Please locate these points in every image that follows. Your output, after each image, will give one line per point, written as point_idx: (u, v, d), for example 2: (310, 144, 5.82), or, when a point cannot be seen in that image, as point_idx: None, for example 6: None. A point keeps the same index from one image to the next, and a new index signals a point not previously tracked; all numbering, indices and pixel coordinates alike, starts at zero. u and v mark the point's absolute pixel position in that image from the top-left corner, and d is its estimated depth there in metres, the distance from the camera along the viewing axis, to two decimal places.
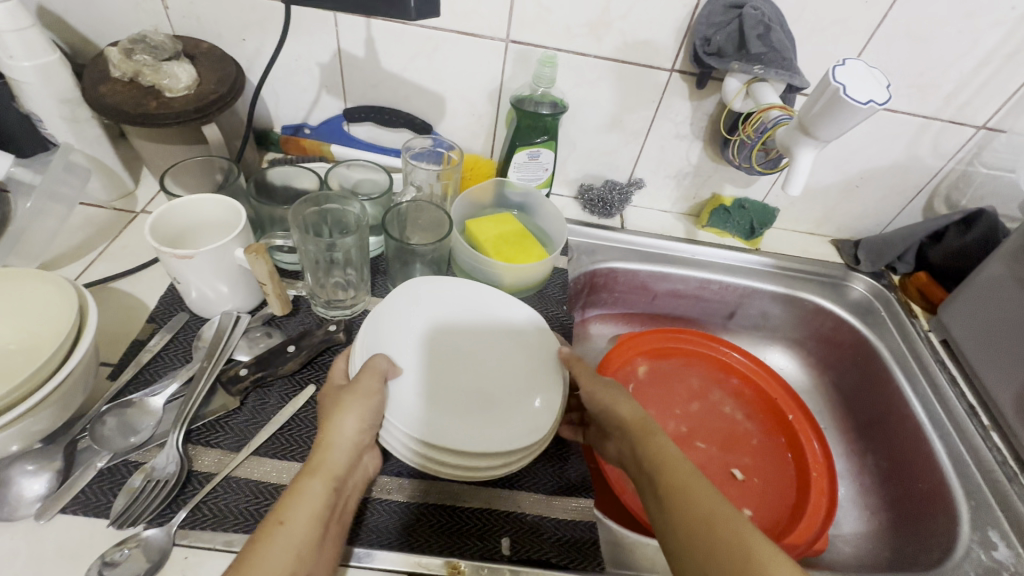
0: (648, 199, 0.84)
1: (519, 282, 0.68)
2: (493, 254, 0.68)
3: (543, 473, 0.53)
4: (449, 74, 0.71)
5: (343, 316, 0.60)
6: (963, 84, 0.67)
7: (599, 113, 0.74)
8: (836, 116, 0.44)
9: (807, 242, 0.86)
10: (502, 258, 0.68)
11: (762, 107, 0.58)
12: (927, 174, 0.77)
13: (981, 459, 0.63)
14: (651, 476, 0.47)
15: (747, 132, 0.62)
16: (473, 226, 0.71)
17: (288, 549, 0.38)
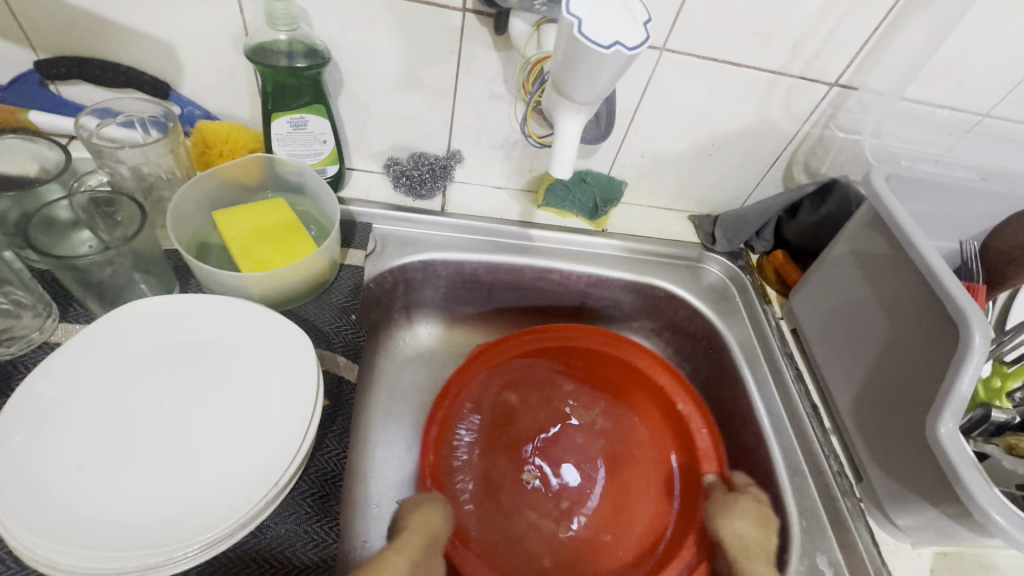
0: (476, 174, 0.70)
1: (277, 293, 0.53)
2: (239, 259, 0.52)
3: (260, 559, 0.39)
4: (167, 14, 0.52)
5: (2, 357, 0.44)
6: (811, 31, 0.56)
7: (386, 67, 0.58)
8: (581, 68, 0.31)
9: (662, 219, 0.76)
10: (250, 263, 0.52)
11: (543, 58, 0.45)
12: (782, 140, 0.68)
13: (817, 466, 0.56)
14: None
15: (524, 87, 0.50)
16: (222, 220, 0.54)
17: None
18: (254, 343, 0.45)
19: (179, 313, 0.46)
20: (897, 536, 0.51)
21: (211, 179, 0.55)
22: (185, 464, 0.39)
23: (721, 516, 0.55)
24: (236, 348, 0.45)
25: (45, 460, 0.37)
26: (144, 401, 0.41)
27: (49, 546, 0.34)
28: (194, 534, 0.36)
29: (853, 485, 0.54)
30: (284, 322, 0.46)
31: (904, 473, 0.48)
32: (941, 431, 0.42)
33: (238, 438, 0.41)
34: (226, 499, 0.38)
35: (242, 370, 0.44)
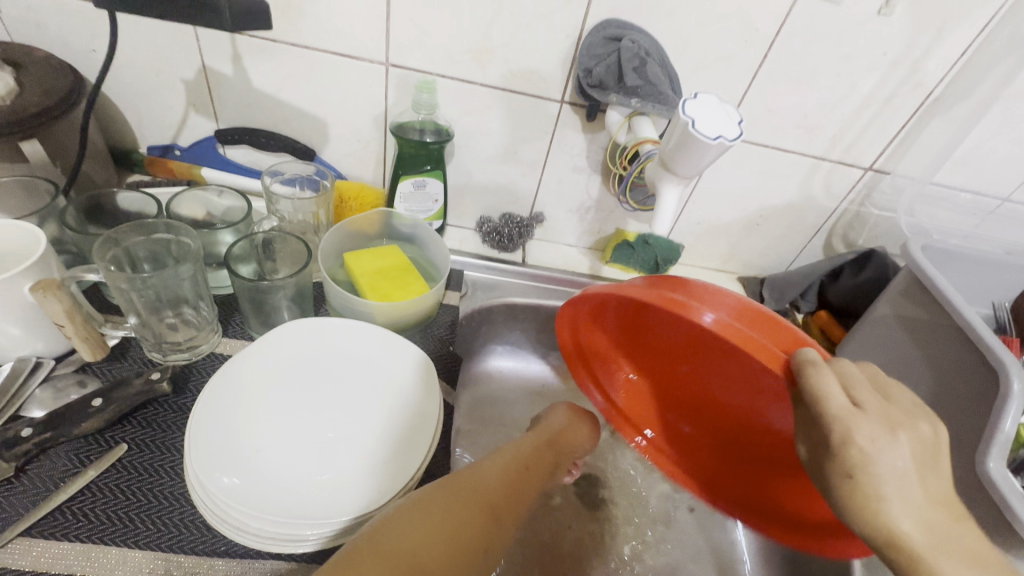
0: (552, 232, 0.81)
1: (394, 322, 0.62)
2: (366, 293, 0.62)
3: None
4: (327, 99, 0.66)
5: (182, 361, 0.53)
6: (848, 126, 0.68)
7: (492, 144, 0.70)
8: (690, 152, 0.41)
9: (713, 279, 0.85)
10: (375, 298, 0.62)
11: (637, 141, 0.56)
12: (823, 214, 0.78)
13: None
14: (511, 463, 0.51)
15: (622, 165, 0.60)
16: (353, 260, 0.65)
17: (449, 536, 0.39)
18: (390, 365, 0.54)
19: (331, 337, 0.55)
20: None
21: (347, 227, 0.67)
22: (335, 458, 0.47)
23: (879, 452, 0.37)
24: (377, 371, 0.54)
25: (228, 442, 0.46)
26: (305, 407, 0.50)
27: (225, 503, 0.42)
28: (331, 517, 0.43)
29: None
30: (410, 346, 0.55)
31: None
32: (990, 466, 0.48)
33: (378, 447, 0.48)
34: (368, 490, 0.45)
35: (381, 386, 0.52)
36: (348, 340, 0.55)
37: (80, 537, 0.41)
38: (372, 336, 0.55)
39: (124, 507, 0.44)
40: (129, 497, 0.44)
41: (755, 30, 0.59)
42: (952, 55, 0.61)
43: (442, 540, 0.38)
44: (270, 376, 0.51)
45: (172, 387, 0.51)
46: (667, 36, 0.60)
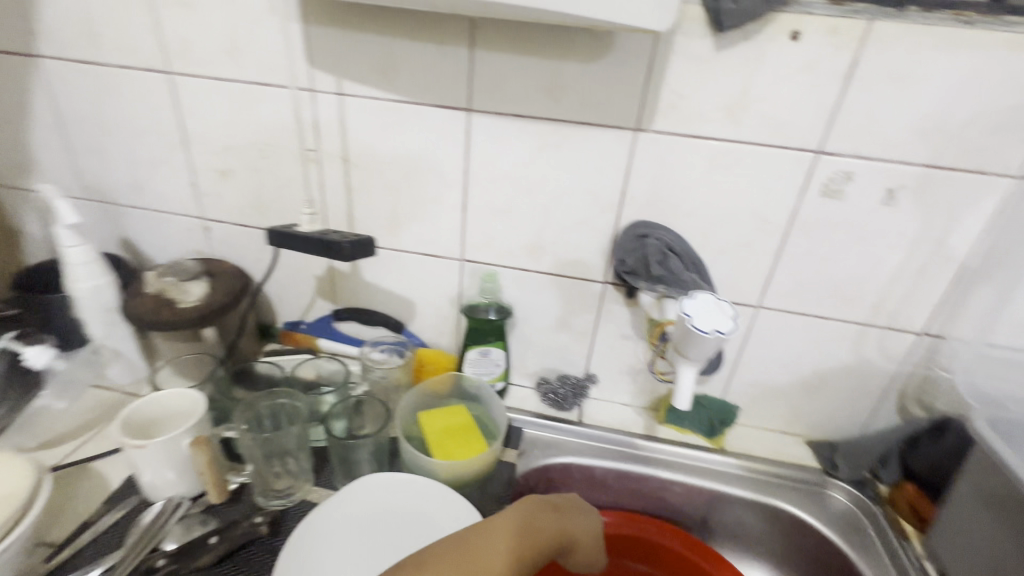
0: (607, 392, 0.87)
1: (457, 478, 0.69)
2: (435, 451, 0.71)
3: None
4: (416, 285, 0.84)
5: (280, 506, 0.64)
6: (885, 295, 0.71)
7: (547, 316, 0.82)
8: (692, 340, 0.49)
9: (779, 442, 0.83)
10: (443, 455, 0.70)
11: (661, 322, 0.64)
12: (885, 376, 0.76)
13: None
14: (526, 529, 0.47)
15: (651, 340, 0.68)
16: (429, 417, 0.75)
17: None
18: (443, 517, 0.61)
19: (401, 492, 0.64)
20: None
21: (423, 389, 0.79)
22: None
23: None
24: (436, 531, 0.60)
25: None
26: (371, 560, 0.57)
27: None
28: None
29: None
30: (463, 503, 0.62)
31: None
32: None
33: None
34: None
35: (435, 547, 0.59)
36: (407, 490, 0.64)
37: None
38: (431, 490, 0.64)
39: None
40: None
41: (768, 222, 0.69)
42: (973, 233, 0.65)
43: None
44: (348, 525, 0.60)
45: (268, 530, 0.61)
46: (690, 230, 0.71)
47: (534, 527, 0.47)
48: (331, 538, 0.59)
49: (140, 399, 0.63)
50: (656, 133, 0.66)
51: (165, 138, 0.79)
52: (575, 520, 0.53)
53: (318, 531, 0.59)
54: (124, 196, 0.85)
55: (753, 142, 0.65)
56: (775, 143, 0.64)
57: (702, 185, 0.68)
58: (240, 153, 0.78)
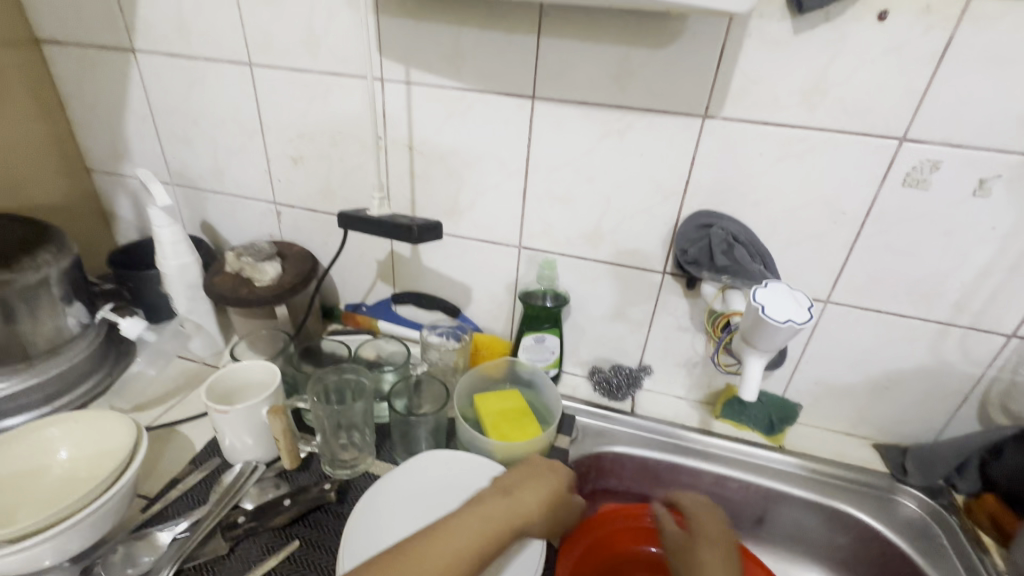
0: (661, 384, 0.86)
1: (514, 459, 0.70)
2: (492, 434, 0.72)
3: None
4: (473, 271, 0.86)
5: (345, 475, 0.67)
6: (971, 293, 0.66)
7: (603, 305, 0.82)
8: (764, 330, 0.48)
9: (843, 444, 0.80)
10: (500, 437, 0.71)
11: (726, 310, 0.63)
12: (965, 380, 0.72)
13: None
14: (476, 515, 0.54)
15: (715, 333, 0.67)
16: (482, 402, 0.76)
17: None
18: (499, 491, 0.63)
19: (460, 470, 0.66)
20: None
21: (479, 371, 0.81)
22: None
23: None
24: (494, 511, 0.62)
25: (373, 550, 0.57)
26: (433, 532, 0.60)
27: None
28: None
29: None
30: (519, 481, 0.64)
31: None
32: None
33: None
34: None
35: None
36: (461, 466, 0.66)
37: None
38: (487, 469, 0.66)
39: None
40: None
41: (843, 213, 0.66)
42: None
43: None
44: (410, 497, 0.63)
45: (336, 497, 0.64)
46: (756, 220, 0.69)
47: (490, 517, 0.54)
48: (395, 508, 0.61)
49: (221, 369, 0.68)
50: (725, 120, 0.64)
51: (245, 127, 0.84)
52: (528, 495, 0.57)
53: (383, 502, 0.62)
54: (206, 181, 0.91)
55: (830, 129, 0.62)
56: (854, 129, 0.61)
57: (772, 174, 0.66)
58: (312, 141, 0.82)
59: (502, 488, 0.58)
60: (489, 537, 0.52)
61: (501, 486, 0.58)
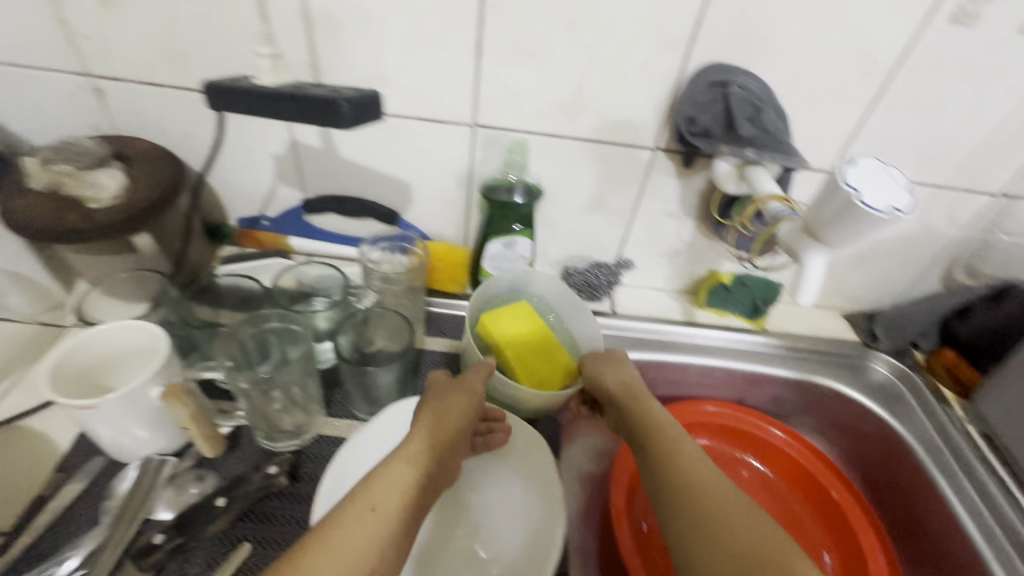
0: (640, 277, 0.77)
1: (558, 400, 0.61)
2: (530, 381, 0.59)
3: None
4: (413, 163, 0.65)
5: (291, 447, 0.52)
6: (977, 152, 0.61)
7: (579, 194, 0.68)
8: (847, 222, 0.37)
9: (817, 318, 0.79)
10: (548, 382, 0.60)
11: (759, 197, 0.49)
12: (943, 244, 0.70)
13: (998, 548, 0.58)
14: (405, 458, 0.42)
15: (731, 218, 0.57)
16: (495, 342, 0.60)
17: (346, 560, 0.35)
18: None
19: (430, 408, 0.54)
20: None
21: (478, 292, 0.64)
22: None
23: None
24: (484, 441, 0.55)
25: None
26: None
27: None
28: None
29: None
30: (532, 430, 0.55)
31: None
32: None
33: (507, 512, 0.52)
34: None
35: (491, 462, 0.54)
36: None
37: None
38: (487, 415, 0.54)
39: None
40: None
41: (874, 62, 0.54)
42: None
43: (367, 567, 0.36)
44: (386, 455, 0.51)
45: (289, 479, 0.50)
46: (774, 75, 0.56)
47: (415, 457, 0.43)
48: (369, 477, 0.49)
49: (75, 335, 0.46)
50: None
51: None
52: (449, 412, 0.48)
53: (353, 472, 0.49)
54: None
55: None
56: None
57: (806, 10, 0.51)
58: None
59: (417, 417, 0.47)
60: (421, 469, 0.42)
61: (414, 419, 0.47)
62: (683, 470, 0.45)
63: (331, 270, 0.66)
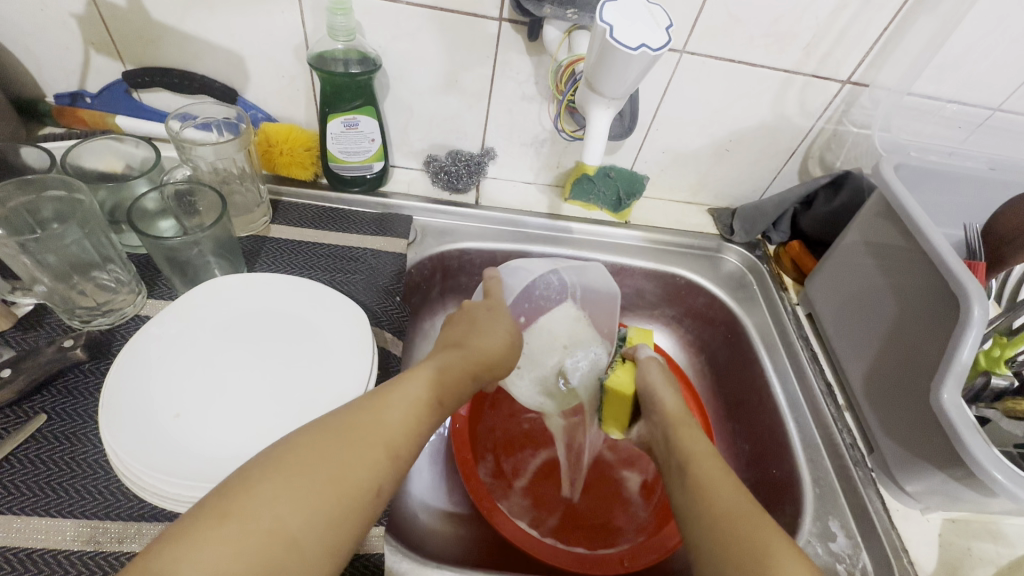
0: (507, 169, 0.75)
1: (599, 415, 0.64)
2: (611, 387, 0.60)
3: None
4: (237, 29, 0.59)
5: (100, 324, 0.51)
6: (824, 32, 0.60)
7: (429, 72, 0.64)
8: (611, 67, 0.38)
9: (683, 213, 0.80)
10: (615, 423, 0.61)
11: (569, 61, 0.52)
12: (797, 135, 0.71)
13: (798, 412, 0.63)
14: (422, 391, 0.41)
15: (557, 88, 0.55)
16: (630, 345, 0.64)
17: (331, 487, 0.32)
18: (329, 319, 0.53)
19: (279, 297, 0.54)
20: (907, 502, 0.54)
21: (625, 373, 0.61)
22: (277, 414, 0.46)
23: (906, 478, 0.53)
24: (311, 320, 0.52)
25: (158, 401, 0.45)
26: (233, 358, 0.49)
27: (144, 472, 0.41)
28: None
29: (865, 457, 0.58)
30: (348, 301, 0.54)
31: (912, 442, 0.52)
32: (943, 397, 0.46)
33: (309, 388, 0.47)
34: None
35: (311, 343, 0.51)
36: (282, 295, 0.54)
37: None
38: (315, 298, 0.54)
39: (44, 476, 0.42)
40: (52, 467, 0.43)
41: None
42: None
43: (336, 497, 0.32)
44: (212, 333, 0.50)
45: (89, 353, 0.49)
46: None
47: (438, 385, 0.43)
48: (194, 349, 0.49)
49: None
50: None
51: None
52: (487, 343, 0.51)
53: (169, 343, 0.49)
54: None
55: None
56: None
57: None
58: None
59: (464, 339, 0.51)
60: (467, 378, 0.47)
61: (451, 342, 0.51)
62: (682, 446, 0.48)
63: (146, 146, 0.59)
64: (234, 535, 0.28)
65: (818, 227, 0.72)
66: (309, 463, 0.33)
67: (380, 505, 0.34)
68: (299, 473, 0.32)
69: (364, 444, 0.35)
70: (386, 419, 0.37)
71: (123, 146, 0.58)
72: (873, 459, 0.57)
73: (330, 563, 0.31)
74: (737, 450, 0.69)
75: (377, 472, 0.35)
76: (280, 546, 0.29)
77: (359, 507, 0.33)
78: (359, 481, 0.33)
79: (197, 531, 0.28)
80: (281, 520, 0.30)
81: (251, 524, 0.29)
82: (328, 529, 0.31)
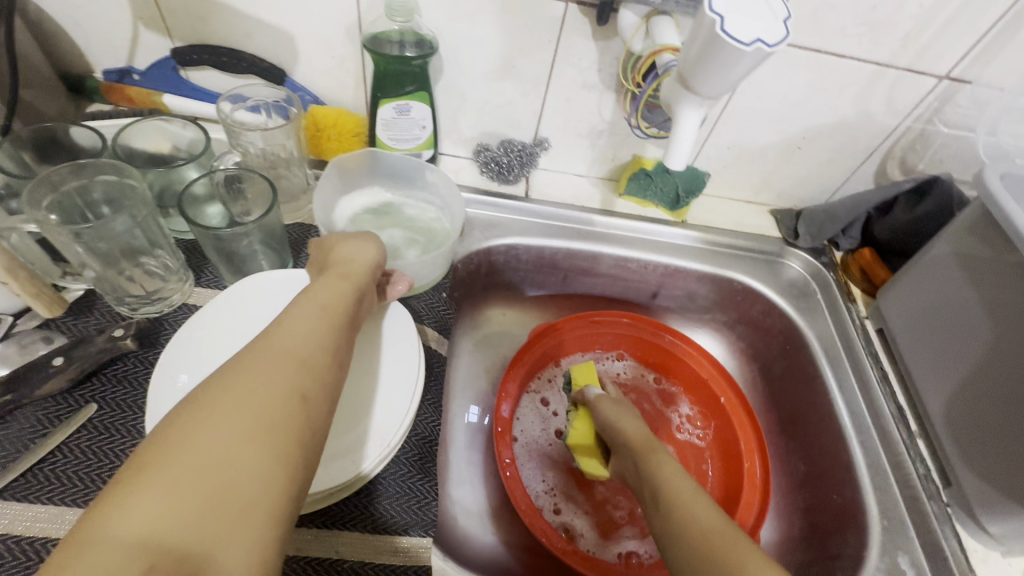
0: (559, 160, 0.72)
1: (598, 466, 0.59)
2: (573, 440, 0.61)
3: (412, 499, 0.47)
4: (289, 6, 0.56)
5: (150, 313, 0.50)
6: (926, 22, 0.54)
7: (485, 56, 0.60)
8: (714, 62, 0.36)
9: (742, 213, 0.75)
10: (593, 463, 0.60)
11: (653, 52, 0.48)
12: (880, 134, 0.65)
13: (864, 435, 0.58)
14: (295, 310, 0.37)
15: (636, 81, 0.53)
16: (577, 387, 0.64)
17: (240, 416, 0.28)
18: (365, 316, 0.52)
19: (254, 288, 0.51)
20: (988, 543, 0.50)
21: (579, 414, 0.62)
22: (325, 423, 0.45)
23: (992, 519, 0.49)
24: None
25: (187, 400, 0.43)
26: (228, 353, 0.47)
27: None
28: (342, 459, 0.44)
29: (940, 489, 0.54)
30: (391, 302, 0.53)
31: (1004, 482, 0.47)
32: None
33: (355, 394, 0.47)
34: (348, 455, 0.45)
35: None
36: (254, 286, 0.51)
37: (56, 500, 0.40)
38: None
39: (96, 468, 0.42)
40: (104, 458, 0.43)
41: None
42: None
43: (255, 420, 0.28)
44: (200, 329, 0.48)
45: (139, 342, 0.48)
46: None
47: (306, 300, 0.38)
48: (188, 345, 0.46)
49: None
50: None
51: None
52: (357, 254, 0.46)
53: (193, 340, 0.47)
54: None
55: None
56: None
57: None
58: None
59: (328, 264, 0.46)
60: (349, 289, 0.42)
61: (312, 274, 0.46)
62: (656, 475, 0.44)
63: (193, 129, 0.57)
64: (166, 481, 0.25)
65: (895, 235, 0.67)
66: (201, 400, 0.28)
67: (311, 411, 0.31)
68: (207, 416, 0.27)
69: (259, 367, 0.31)
70: (275, 343, 0.33)
71: (170, 128, 0.56)
72: (949, 495, 0.53)
73: (276, 490, 0.28)
74: (790, 468, 0.66)
75: (291, 383, 0.31)
76: (216, 475, 0.26)
77: (279, 417, 0.29)
78: (276, 392, 0.30)
79: (125, 484, 0.25)
80: (210, 446, 0.26)
81: (178, 464, 0.25)
82: (263, 446, 0.28)
